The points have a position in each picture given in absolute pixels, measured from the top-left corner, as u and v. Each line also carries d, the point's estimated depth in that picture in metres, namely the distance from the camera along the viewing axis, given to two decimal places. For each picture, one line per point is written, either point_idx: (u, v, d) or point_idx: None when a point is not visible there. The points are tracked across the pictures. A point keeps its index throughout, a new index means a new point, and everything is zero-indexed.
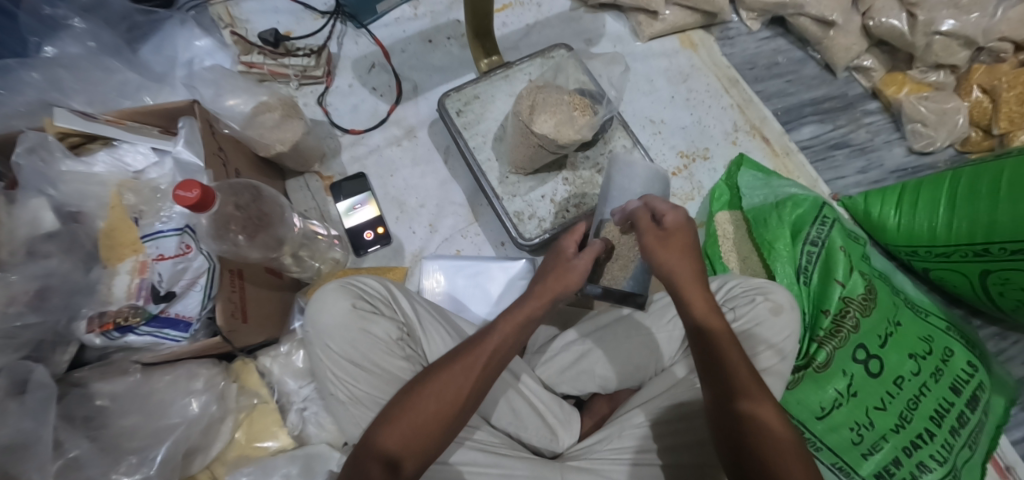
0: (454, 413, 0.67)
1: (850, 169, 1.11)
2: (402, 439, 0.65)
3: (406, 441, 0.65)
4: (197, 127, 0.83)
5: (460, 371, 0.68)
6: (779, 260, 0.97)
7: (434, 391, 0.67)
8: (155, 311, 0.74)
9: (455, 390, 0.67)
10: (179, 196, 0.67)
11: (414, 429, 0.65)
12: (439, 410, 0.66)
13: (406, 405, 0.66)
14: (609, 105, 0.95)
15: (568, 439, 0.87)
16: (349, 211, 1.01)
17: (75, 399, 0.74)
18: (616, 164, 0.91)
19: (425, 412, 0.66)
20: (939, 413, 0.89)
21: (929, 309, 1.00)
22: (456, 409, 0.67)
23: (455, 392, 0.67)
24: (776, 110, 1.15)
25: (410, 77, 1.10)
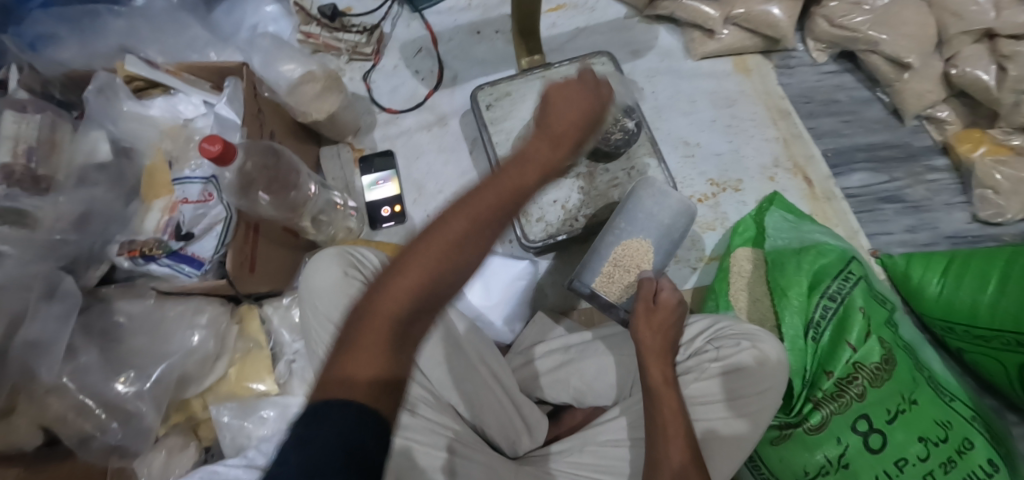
0: (457, 279, 0.53)
1: (897, 226, 1.02)
2: (397, 316, 0.50)
3: (409, 317, 0.50)
4: (240, 88, 0.89)
5: (458, 229, 0.52)
6: (787, 312, 0.89)
7: (424, 260, 0.52)
8: (175, 248, 0.81)
9: (456, 255, 0.52)
10: (203, 149, 0.72)
11: (415, 305, 0.51)
12: (436, 281, 0.51)
13: (397, 279, 0.51)
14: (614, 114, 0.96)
15: (530, 443, 0.89)
16: (371, 185, 1.06)
17: (97, 311, 0.83)
18: (650, 187, 0.92)
19: (423, 286, 0.51)
20: None
21: (957, 393, 0.89)
22: (458, 278, 0.53)
23: (463, 233, 0.52)
24: (827, 150, 1.07)
25: (452, 66, 1.14)
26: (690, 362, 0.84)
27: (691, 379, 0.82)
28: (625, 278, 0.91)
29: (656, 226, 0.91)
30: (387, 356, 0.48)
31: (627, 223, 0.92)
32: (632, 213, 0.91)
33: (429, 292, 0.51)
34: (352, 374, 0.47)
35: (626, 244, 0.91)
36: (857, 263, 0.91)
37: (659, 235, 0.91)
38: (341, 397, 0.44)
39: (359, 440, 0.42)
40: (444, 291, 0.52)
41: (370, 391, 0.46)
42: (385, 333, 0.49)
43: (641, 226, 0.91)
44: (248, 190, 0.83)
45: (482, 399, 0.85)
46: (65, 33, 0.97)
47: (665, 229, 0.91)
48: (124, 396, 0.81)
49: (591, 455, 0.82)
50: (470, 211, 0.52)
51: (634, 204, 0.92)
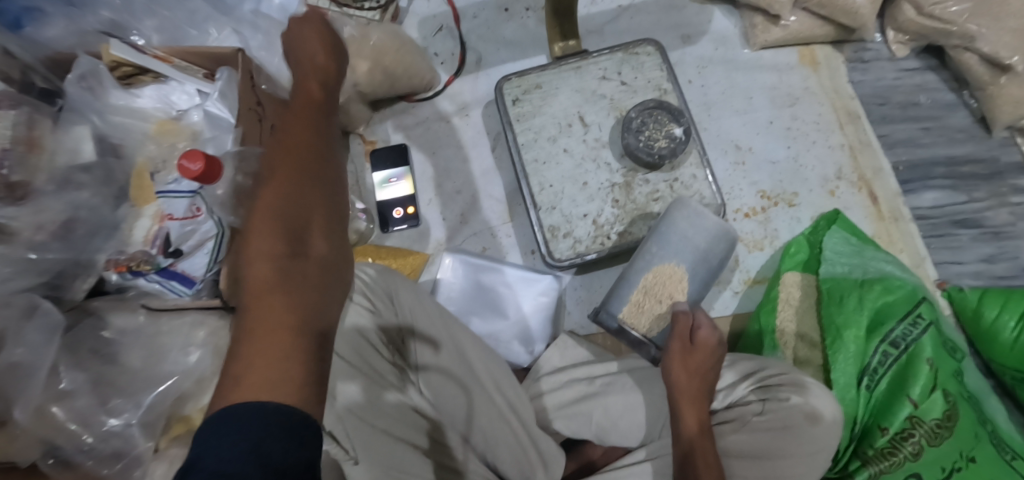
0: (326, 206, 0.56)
1: (972, 254, 0.90)
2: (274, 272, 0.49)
3: (291, 257, 0.51)
4: (236, 80, 0.79)
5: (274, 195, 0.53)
6: (839, 356, 0.78)
7: (265, 215, 0.52)
8: (164, 264, 0.75)
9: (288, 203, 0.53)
10: (183, 167, 0.62)
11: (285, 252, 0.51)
12: (286, 226, 0.52)
13: (251, 243, 0.51)
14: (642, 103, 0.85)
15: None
16: (383, 182, 0.99)
17: (86, 328, 0.75)
18: (683, 207, 0.78)
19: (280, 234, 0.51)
20: None
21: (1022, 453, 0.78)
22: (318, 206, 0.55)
23: (279, 199, 0.53)
24: (898, 163, 0.95)
25: (476, 47, 1.03)
26: (731, 411, 0.75)
27: (731, 431, 0.74)
28: (657, 308, 0.79)
29: (692, 253, 0.78)
30: (286, 316, 0.48)
31: (656, 246, 0.79)
32: (665, 236, 0.78)
33: (292, 230, 0.52)
34: (246, 376, 0.45)
35: (657, 270, 0.79)
36: (928, 304, 0.79)
37: (694, 262, 0.78)
38: (252, 400, 0.43)
39: (269, 442, 0.41)
40: (307, 222, 0.53)
41: (281, 376, 0.45)
42: (272, 288, 0.49)
43: (673, 251, 0.78)
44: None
45: (493, 432, 0.76)
46: (51, 7, 0.86)
47: (701, 254, 0.78)
48: (115, 428, 0.72)
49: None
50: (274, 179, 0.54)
51: (667, 224, 0.79)
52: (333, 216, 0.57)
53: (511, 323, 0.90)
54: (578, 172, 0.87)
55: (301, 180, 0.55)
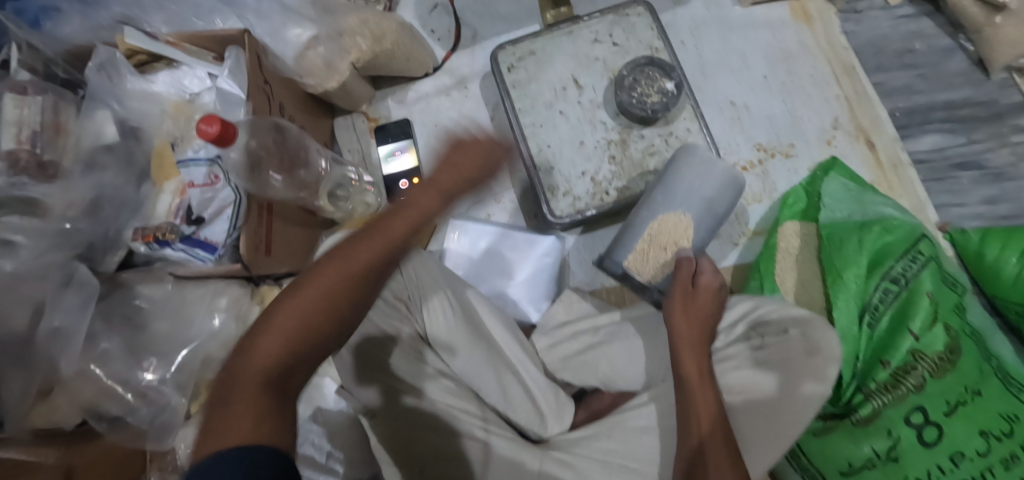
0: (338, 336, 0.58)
1: (974, 196, 0.90)
2: (278, 366, 0.53)
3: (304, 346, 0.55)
4: (242, 59, 0.82)
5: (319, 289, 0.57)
6: (841, 296, 0.79)
7: (292, 314, 0.55)
8: (188, 233, 0.77)
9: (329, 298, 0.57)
10: (200, 130, 0.66)
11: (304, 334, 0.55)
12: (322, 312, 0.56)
13: (281, 314, 0.55)
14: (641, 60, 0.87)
15: (558, 428, 0.77)
16: (388, 156, 1.02)
17: (119, 299, 0.81)
18: (693, 160, 0.79)
19: (294, 332, 0.54)
20: None
21: None
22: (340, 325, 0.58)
23: (324, 288, 0.57)
24: (895, 110, 0.95)
25: (471, 23, 1.06)
26: (730, 349, 0.77)
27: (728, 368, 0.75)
28: (663, 256, 0.81)
29: (699, 202, 0.79)
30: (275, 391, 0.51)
31: (663, 198, 0.81)
32: (672, 185, 0.80)
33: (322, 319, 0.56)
34: (226, 422, 0.47)
35: (663, 219, 0.81)
36: (928, 243, 0.80)
37: (700, 210, 0.80)
38: (225, 446, 0.44)
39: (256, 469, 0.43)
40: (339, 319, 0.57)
41: (260, 430, 0.47)
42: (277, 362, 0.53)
43: (680, 200, 0.80)
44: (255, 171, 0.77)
45: (493, 384, 0.76)
46: (64, 3, 0.89)
47: (707, 203, 0.79)
48: (149, 385, 0.79)
49: (619, 446, 0.72)
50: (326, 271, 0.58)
51: (672, 174, 0.81)
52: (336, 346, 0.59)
53: (517, 284, 0.92)
54: (575, 133, 0.90)
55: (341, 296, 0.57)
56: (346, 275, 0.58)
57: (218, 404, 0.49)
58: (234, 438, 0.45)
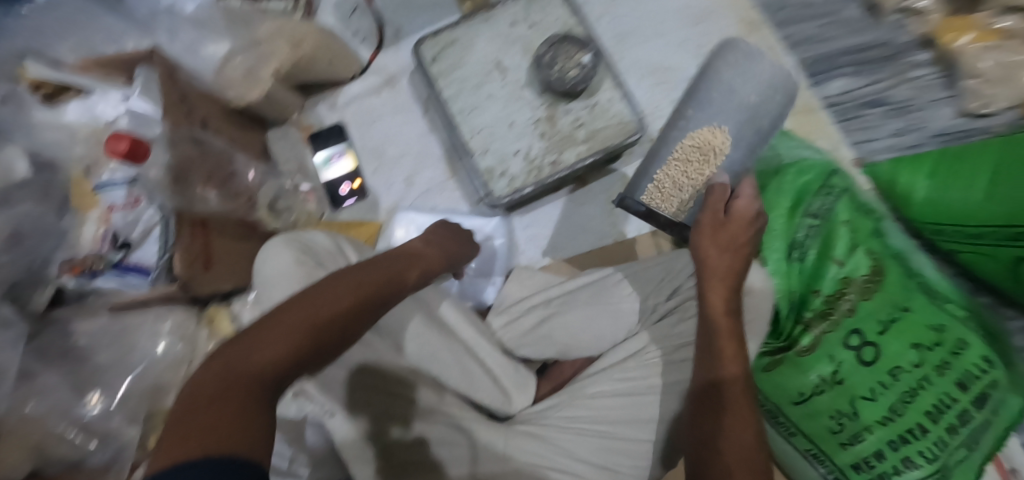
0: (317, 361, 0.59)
1: (882, 130, 0.97)
2: (267, 376, 0.54)
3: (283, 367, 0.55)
4: (154, 78, 0.80)
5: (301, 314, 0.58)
6: (771, 237, 0.84)
7: (278, 330, 0.56)
8: (116, 259, 0.76)
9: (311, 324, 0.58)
10: None
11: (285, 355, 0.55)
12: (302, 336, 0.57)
13: (262, 335, 0.56)
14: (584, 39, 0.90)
15: (523, 402, 0.76)
16: (325, 162, 1.02)
17: (55, 333, 0.78)
18: (733, 59, 0.79)
19: (293, 348, 0.56)
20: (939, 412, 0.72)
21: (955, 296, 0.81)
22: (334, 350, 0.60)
23: (307, 313, 0.59)
24: (803, 60, 1.01)
25: (394, 20, 1.08)
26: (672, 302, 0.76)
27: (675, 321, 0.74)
28: (696, 170, 0.81)
29: (739, 106, 0.79)
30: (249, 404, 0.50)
31: (697, 108, 0.81)
32: (707, 94, 0.81)
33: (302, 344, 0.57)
34: (194, 430, 0.46)
35: (696, 133, 0.81)
36: (841, 179, 0.85)
37: (740, 119, 0.79)
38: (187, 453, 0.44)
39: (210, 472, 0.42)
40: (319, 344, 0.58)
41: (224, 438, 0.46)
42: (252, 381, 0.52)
43: (716, 110, 0.80)
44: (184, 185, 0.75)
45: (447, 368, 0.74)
46: None
47: (752, 111, 0.79)
48: (93, 417, 0.76)
49: (585, 411, 0.70)
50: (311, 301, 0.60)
51: (717, 69, 0.80)
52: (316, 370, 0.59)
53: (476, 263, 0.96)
54: (505, 114, 0.91)
55: (342, 323, 0.60)
56: (329, 310, 0.60)
57: (208, 398, 0.50)
58: (226, 437, 0.46)
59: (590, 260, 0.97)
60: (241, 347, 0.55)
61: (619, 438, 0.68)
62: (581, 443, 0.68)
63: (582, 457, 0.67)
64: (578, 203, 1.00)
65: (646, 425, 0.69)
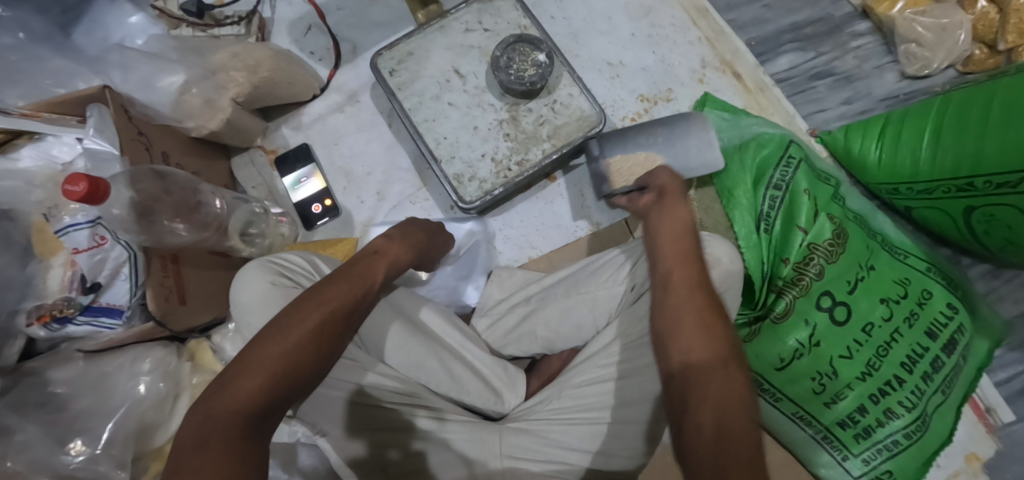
0: (303, 380, 0.61)
1: (833, 101, 1.01)
2: (248, 408, 0.56)
3: (265, 398, 0.57)
4: (109, 115, 0.77)
5: (278, 344, 0.60)
6: (737, 210, 0.87)
7: (256, 363, 0.59)
8: (87, 302, 0.73)
9: (288, 349, 0.60)
10: (67, 191, 0.59)
11: (265, 386, 0.58)
12: (280, 366, 0.59)
13: (239, 372, 0.58)
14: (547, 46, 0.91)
15: (515, 400, 0.77)
16: (294, 185, 1.02)
17: (30, 386, 0.76)
18: (701, 129, 0.85)
19: (271, 377, 0.58)
20: (912, 360, 0.77)
21: (915, 250, 0.84)
22: (314, 372, 0.62)
23: (281, 341, 0.60)
24: (750, 40, 1.04)
25: (348, 37, 1.07)
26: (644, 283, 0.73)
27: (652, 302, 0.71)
28: (631, 174, 0.85)
29: (680, 163, 0.85)
30: (233, 440, 0.53)
31: (659, 142, 0.86)
32: (672, 136, 0.86)
33: (281, 372, 0.59)
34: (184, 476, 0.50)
35: (648, 153, 0.86)
36: (797, 147, 0.87)
37: (676, 169, 0.85)
38: None
39: None
40: (299, 368, 0.60)
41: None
42: (233, 419, 0.55)
43: (670, 150, 0.85)
44: (149, 220, 0.72)
45: (432, 374, 0.74)
46: None
47: (687, 169, 0.85)
48: (77, 465, 0.74)
49: (572, 401, 0.70)
50: (282, 326, 0.61)
51: (682, 131, 0.86)
52: (305, 388, 0.62)
53: (452, 279, 0.96)
54: (467, 119, 0.92)
55: (318, 342, 0.62)
56: (304, 332, 0.61)
57: (190, 444, 0.53)
58: None
59: (569, 255, 0.98)
60: (220, 388, 0.57)
61: (605, 422, 0.68)
62: (570, 432, 0.69)
63: (573, 445, 0.69)
64: (548, 201, 1.01)
65: (628, 406, 0.68)
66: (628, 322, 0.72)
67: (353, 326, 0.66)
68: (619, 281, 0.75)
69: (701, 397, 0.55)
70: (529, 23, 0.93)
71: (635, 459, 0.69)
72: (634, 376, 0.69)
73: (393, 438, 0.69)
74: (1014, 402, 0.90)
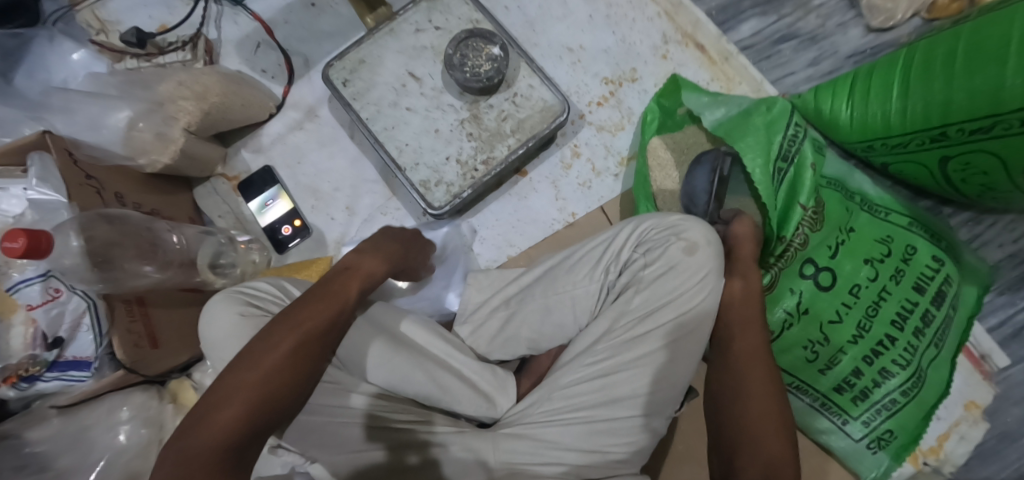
0: (286, 405, 0.58)
1: (799, 63, 0.98)
2: (230, 438, 0.53)
3: (247, 426, 0.55)
4: (51, 163, 0.74)
5: (256, 372, 0.57)
6: (750, 152, 0.78)
7: (235, 393, 0.56)
8: (52, 358, 0.71)
9: (269, 375, 0.57)
10: (5, 249, 0.56)
11: (245, 414, 0.55)
12: (262, 393, 0.56)
13: (218, 403, 0.55)
14: (502, 38, 0.88)
15: (506, 405, 0.75)
16: (261, 209, 0.99)
17: (6, 450, 0.74)
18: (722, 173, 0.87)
19: (252, 404, 0.55)
20: (902, 317, 0.76)
21: (897, 206, 0.82)
22: (296, 396, 0.59)
23: (260, 368, 0.58)
24: (710, 9, 1.02)
25: (300, 50, 1.04)
26: (624, 279, 0.72)
27: (630, 295, 0.70)
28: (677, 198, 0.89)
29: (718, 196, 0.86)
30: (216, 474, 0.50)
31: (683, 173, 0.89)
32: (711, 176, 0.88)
33: (263, 399, 0.56)
34: None
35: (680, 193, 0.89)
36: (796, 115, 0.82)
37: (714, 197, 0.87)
38: None
39: None
40: (281, 393, 0.58)
41: None
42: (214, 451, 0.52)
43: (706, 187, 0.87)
44: (106, 267, 0.69)
45: (415, 388, 0.71)
46: None
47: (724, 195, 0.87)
48: None
49: (564, 401, 0.68)
50: (260, 353, 0.59)
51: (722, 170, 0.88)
52: (288, 413, 0.59)
53: (440, 287, 0.94)
54: (427, 123, 0.90)
55: (298, 365, 0.59)
56: (282, 356, 0.59)
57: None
58: None
59: (547, 248, 0.96)
60: (197, 420, 0.54)
61: (600, 420, 0.67)
62: (565, 431, 0.67)
63: (570, 444, 0.66)
64: (522, 197, 0.99)
65: (623, 403, 0.67)
66: (604, 319, 0.71)
67: (331, 346, 0.64)
68: (594, 278, 0.75)
69: (761, 441, 0.60)
70: (482, 16, 0.90)
71: (632, 452, 0.67)
72: (621, 372, 0.67)
73: (406, 450, 0.67)
74: (1007, 347, 0.89)
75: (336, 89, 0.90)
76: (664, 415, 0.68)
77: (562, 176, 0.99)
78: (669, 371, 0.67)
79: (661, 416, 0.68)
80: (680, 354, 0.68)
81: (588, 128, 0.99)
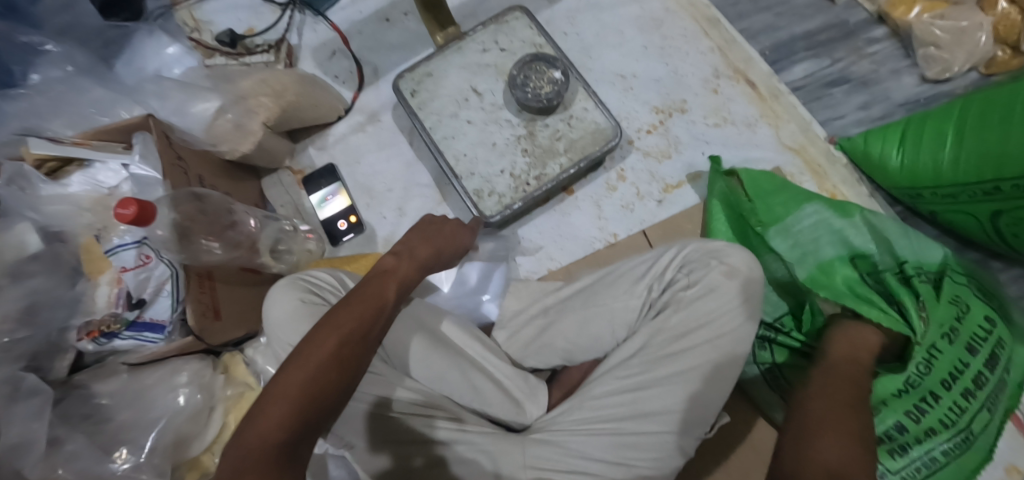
0: (332, 402, 0.59)
1: (850, 106, 1.00)
2: (282, 434, 0.55)
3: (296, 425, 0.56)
4: (151, 142, 0.82)
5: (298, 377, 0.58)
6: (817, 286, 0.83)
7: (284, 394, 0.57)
8: (132, 318, 0.78)
9: (311, 375, 0.58)
10: (119, 215, 0.64)
11: (291, 411, 0.56)
12: (309, 391, 0.57)
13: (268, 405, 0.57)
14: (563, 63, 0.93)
15: (536, 411, 0.78)
16: (320, 202, 1.06)
17: (76, 399, 0.81)
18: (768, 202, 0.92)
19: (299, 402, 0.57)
20: (952, 376, 0.76)
21: (951, 264, 0.83)
22: (339, 393, 0.60)
23: (303, 370, 0.59)
24: (764, 49, 1.05)
25: (369, 60, 1.11)
26: (665, 297, 0.75)
27: (669, 313, 0.73)
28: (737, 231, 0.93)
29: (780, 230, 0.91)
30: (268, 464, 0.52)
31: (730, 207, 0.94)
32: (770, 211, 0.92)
33: (308, 398, 0.57)
34: None
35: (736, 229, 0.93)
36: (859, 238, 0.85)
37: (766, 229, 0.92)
38: None
39: None
40: (326, 390, 0.58)
41: None
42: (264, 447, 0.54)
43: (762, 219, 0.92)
44: (187, 240, 0.76)
45: (458, 387, 0.76)
46: None
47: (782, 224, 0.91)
48: (122, 472, 0.79)
49: (594, 412, 0.71)
50: (303, 358, 0.59)
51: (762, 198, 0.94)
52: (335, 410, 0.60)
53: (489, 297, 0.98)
54: (485, 136, 0.95)
55: (340, 364, 0.60)
56: (323, 357, 0.60)
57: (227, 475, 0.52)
58: None
59: (585, 265, 1.00)
60: (251, 423, 0.56)
61: (628, 433, 0.69)
62: (592, 443, 0.69)
63: (595, 455, 0.68)
64: (565, 213, 1.03)
65: (652, 418, 0.69)
66: (640, 335, 0.74)
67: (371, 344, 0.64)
68: (635, 294, 0.77)
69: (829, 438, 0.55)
70: (545, 40, 0.96)
71: (657, 468, 0.69)
72: (655, 387, 0.70)
73: (412, 450, 0.70)
74: None
75: (405, 100, 0.96)
76: (694, 436, 0.70)
77: (606, 196, 1.03)
78: (704, 391, 0.70)
79: (691, 435, 0.70)
80: (713, 380, 0.70)
81: (635, 154, 1.03)
